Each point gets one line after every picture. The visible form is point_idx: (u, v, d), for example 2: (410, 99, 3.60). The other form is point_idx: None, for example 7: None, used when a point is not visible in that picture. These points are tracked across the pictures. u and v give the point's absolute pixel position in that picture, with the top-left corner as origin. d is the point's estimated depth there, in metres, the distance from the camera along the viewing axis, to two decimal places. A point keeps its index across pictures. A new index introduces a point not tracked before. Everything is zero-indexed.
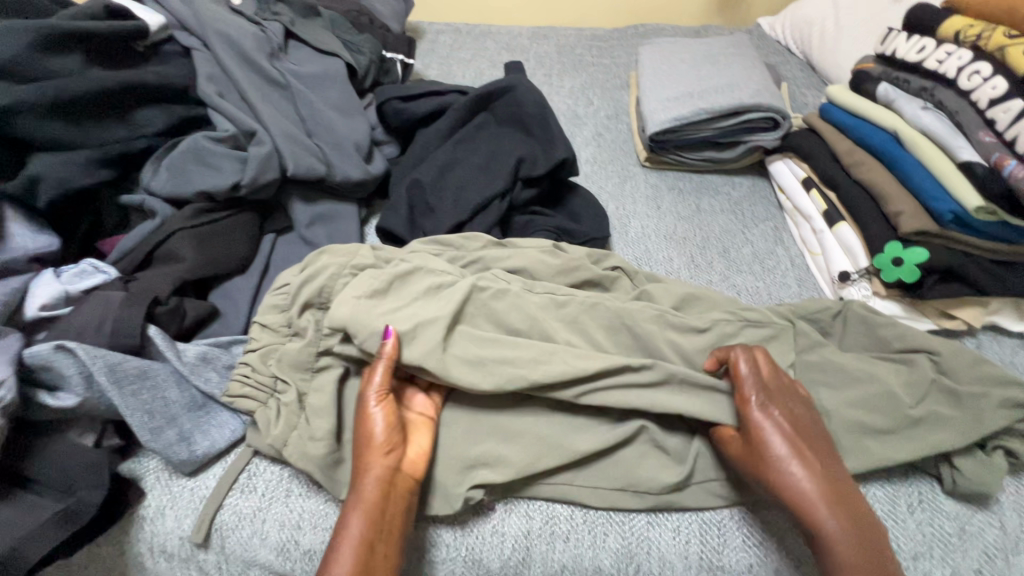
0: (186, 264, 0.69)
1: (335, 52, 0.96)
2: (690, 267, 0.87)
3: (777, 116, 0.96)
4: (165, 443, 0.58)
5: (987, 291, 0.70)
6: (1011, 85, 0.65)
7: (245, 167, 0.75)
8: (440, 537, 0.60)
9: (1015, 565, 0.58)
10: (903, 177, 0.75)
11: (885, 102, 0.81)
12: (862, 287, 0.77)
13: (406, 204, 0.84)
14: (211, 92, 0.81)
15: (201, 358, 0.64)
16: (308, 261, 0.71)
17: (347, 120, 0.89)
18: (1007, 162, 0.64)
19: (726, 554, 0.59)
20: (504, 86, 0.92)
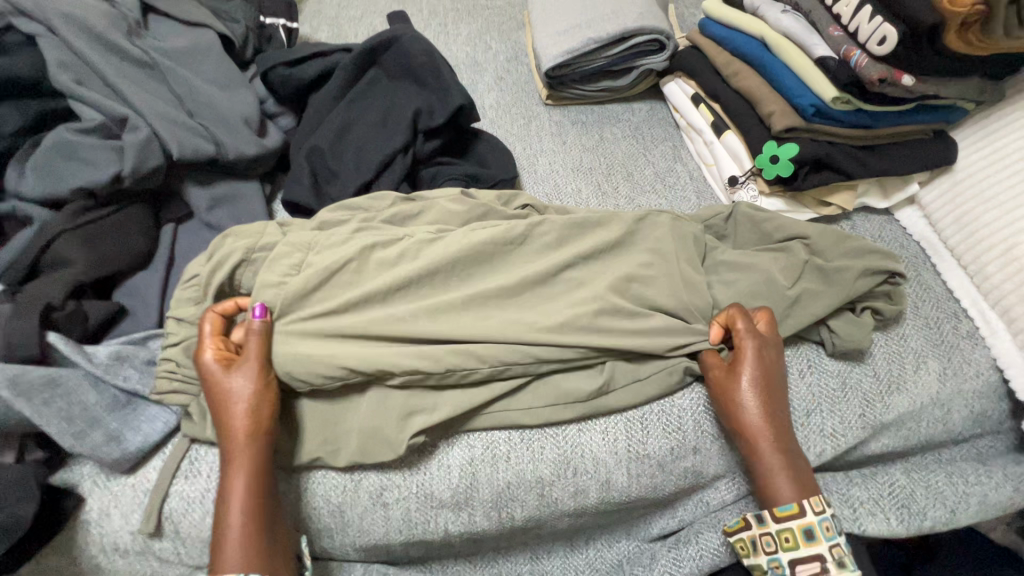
0: (77, 267, 0.66)
1: (204, 23, 0.89)
2: (598, 195, 0.91)
3: (663, 38, 1.00)
4: (93, 445, 0.58)
5: (853, 175, 0.78)
6: None
7: (124, 156, 0.71)
8: (391, 480, 0.63)
9: (889, 404, 0.68)
10: (773, 80, 0.81)
11: (752, 11, 0.86)
12: (751, 188, 0.83)
13: (308, 173, 0.82)
14: (66, 79, 0.74)
15: (115, 357, 0.62)
16: (213, 247, 0.69)
17: (230, 94, 0.84)
18: (854, 53, 0.70)
19: (650, 443, 0.66)
20: (388, 37, 0.89)
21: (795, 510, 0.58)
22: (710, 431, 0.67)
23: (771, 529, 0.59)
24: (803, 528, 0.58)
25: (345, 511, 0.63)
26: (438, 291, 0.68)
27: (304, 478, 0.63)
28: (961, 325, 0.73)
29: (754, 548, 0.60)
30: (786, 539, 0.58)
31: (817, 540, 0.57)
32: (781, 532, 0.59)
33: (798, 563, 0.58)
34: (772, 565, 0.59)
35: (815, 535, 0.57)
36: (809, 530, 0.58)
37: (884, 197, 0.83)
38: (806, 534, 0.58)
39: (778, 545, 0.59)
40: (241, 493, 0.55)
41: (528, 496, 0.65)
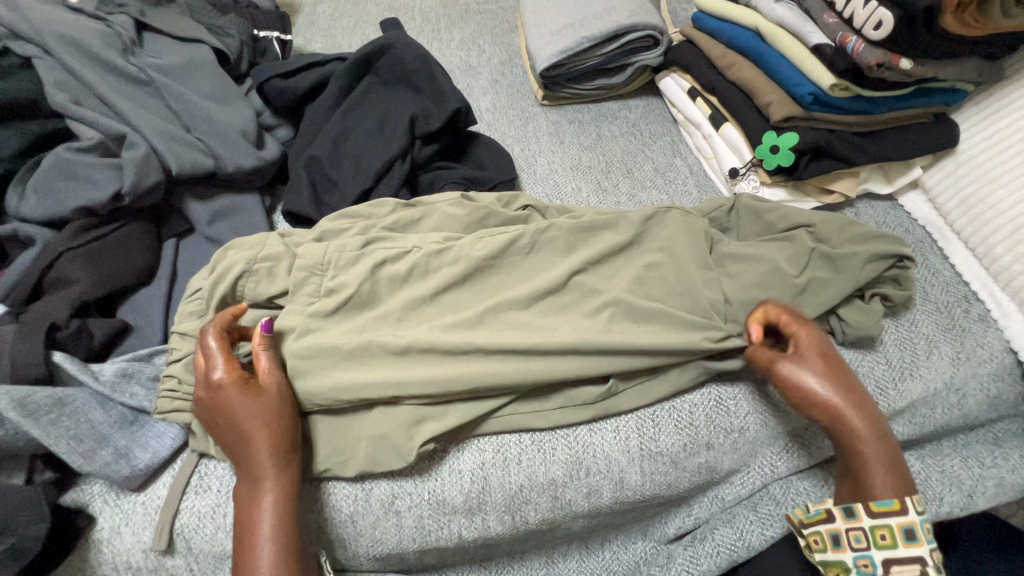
0: (80, 286, 0.66)
1: (198, 38, 0.90)
2: (598, 193, 0.91)
3: (656, 33, 0.99)
4: (101, 464, 0.57)
5: (854, 162, 0.77)
6: None
7: (123, 173, 0.71)
8: (402, 488, 0.63)
9: (903, 391, 0.67)
10: (769, 70, 0.81)
11: (745, 2, 0.86)
12: (752, 179, 0.83)
13: (307, 183, 0.82)
14: (64, 99, 0.74)
15: (121, 374, 0.62)
16: (216, 259, 0.69)
17: (226, 107, 0.84)
18: (849, 39, 0.69)
19: (662, 440, 0.65)
20: (382, 45, 0.89)
21: (897, 506, 0.55)
22: (723, 425, 0.66)
23: (865, 525, 0.56)
24: (903, 526, 0.55)
25: (357, 521, 0.62)
26: (441, 294, 0.67)
27: (313, 490, 0.62)
28: (972, 309, 0.72)
29: (837, 544, 0.57)
30: (882, 535, 0.55)
31: (918, 541, 0.54)
32: (875, 528, 0.55)
33: (893, 564, 0.55)
34: (861, 563, 0.55)
35: (916, 535, 0.54)
36: (911, 529, 0.55)
37: (887, 183, 0.82)
38: (907, 533, 0.55)
39: (871, 542, 0.55)
40: (273, 517, 0.54)
41: (541, 498, 0.64)
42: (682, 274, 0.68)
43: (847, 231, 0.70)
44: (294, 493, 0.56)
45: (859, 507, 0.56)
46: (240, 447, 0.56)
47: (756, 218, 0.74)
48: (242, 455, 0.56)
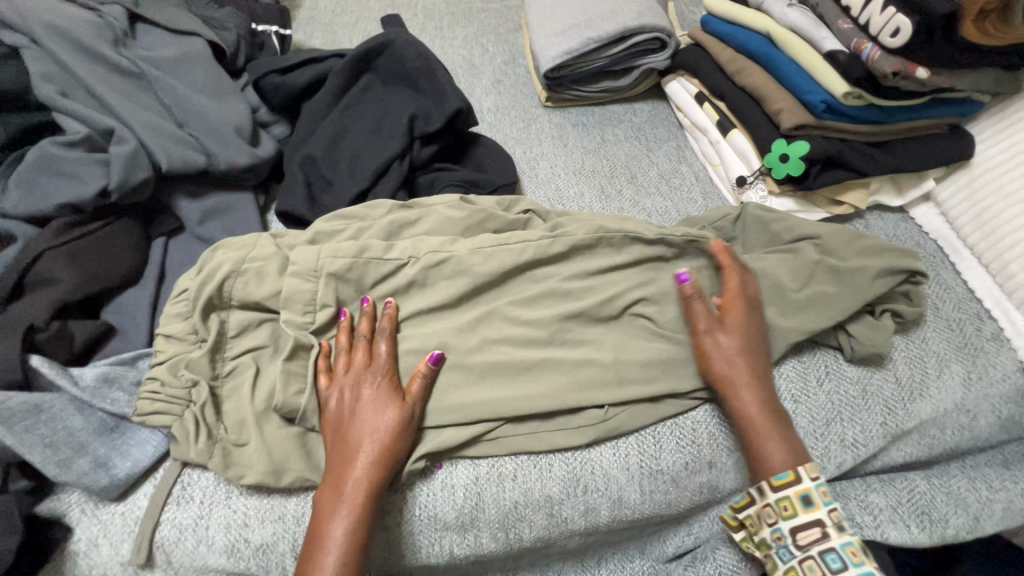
0: (62, 286, 0.63)
1: (193, 31, 0.87)
2: (601, 198, 0.89)
3: (663, 36, 0.97)
4: (78, 473, 0.55)
5: (866, 173, 0.75)
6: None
7: (110, 170, 0.69)
8: (392, 503, 0.60)
9: (912, 411, 0.65)
10: (780, 77, 0.79)
11: (756, 6, 0.84)
12: (760, 188, 0.80)
13: (301, 182, 0.80)
14: (50, 91, 0.71)
15: (102, 379, 0.60)
16: (204, 260, 0.67)
17: (220, 102, 0.82)
18: (865, 46, 0.67)
19: (663, 457, 0.63)
20: (382, 42, 0.87)
21: (789, 479, 0.56)
22: (725, 444, 0.64)
23: (770, 500, 0.57)
24: (801, 493, 0.56)
25: None
26: (437, 302, 0.65)
27: (300, 504, 0.60)
28: (984, 327, 0.70)
29: (758, 522, 0.58)
30: (784, 507, 0.56)
31: (815, 505, 0.55)
32: (779, 501, 0.56)
33: (797, 531, 0.55)
34: (774, 535, 0.57)
35: (813, 501, 0.55)
36: (807, 496, 0.55)
37: (898, 195, 0.80)
38: (803, 501, 0.55)
39: (777, 514, 0.56)
40: (343, 532, 0.52)
41: (537, 515, 0.62)
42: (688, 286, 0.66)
43: (858, 245, 0.68)
44: (369, 507, 0.54)
45: (763, 485, 0.57)
46: (344, 447, 0.56)
47: (764, 229, 0.72)
48: (336, 455, 0.56)
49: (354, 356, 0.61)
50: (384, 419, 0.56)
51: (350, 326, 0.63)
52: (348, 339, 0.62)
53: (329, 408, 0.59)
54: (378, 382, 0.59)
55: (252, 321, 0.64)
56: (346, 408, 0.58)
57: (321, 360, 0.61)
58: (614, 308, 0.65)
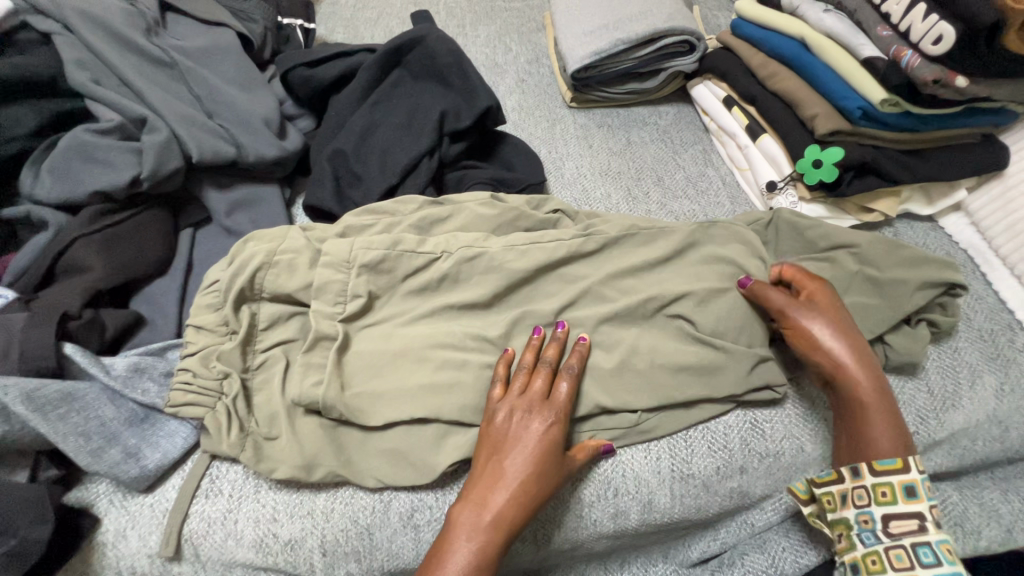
0: (93, 273, 0.63)
1: (223, 22, 0.87)
2: (628, 200, 0.88)
3: (692, 39, 0.97)
4: (110, 463, 0.55)
5: (899, 181, 0.75)
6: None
7: (143, 158, 0.68)
8: (422, 501, 0.60)
9: (944, 421, 0.65)
10: (815, 82, 0.79)
11: (789, 11, 0.84)
12: (790, 194, 0.80)
13: (330, 176, 0.80)
14: (84, 78, 0.71)
15: (134, 369, 0.59)
16: (235, 252, 0.66)
17: (250, 94, 0.82)
18: (904, 53, 0.67)
19: (695, 462, 0.62)
20: (413, 37, 0.87)
21: (898, 465, 0.55)
22: (757, 449, 0.63)
23: (867, 483, 0.56)
24: (904, 484, 0.55)
25: (373, 534, 0.59)
26: (470, 299, 0.64)
27: (330, 499, 0.59)
28: (1017, 338, 0.69)
29: (844, 502, 0.57)
30: (883, 493, 0.55)
31: (918, 498, 0.55)
32: (877, 485, 0.55)
33: (892, 518, 0.55)
34: (861, 519, 0.56)
35: (917, 492, 0.55)
36: (911, 487, 0.55)
37: (929, 204, 0.80)
38: (908, 491, 0.55)
39: (872, 499, 0.55)
40: (472, 559, 0.50)
41: (569, 517, 0.61)
42: (724, 291, 0.66)
43: (893, 254, 0.67)
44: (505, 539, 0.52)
45: (862, 466, 0.56)
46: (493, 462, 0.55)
47: (797, 235, 0.71)
48: (489, 471, 0.54)
49: (535, 381, 0.58)
50: (542, 438, 0.55)
51: (538, 345, 0.61)
52: (533, 358, 0.60)
53: (495, 424, 0.56)
54: (552, 420, 0.56)
55: (284, 314, 0.64)
56: (507, 427, 0.56)
57: (499, 368, 0.60)
58: (647, 310, 0.65)
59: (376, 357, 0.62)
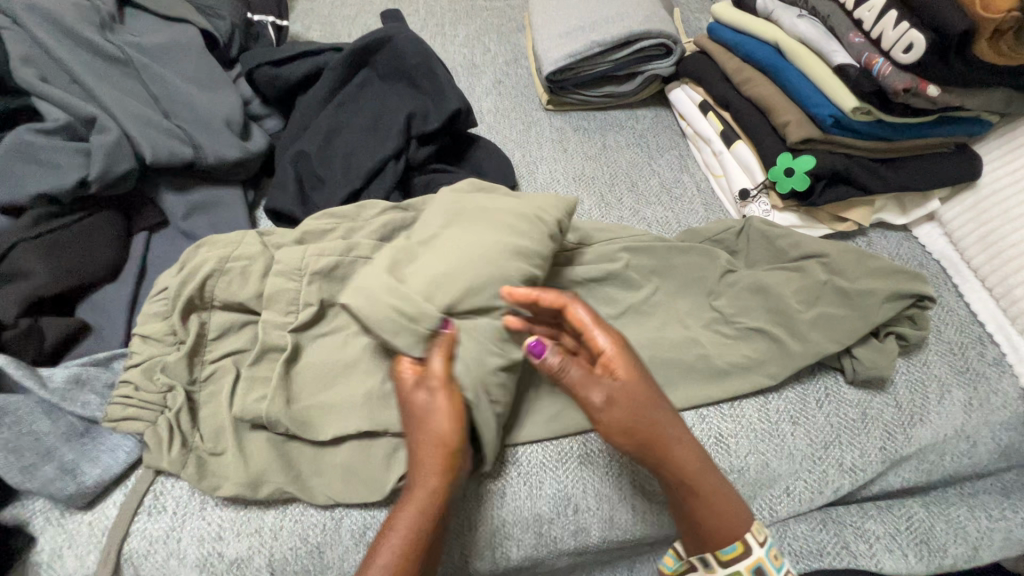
0: (35, 280, 0.61)
1: (185, 18, 0.84)
2: (600, 206, 0.86)
3: (669, 42, 0.95)
4: (43, 481, 0.52)
5: (872, 190, 0.74)
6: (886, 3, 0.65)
7: (91, 160, 0.66)
8: (375, 518, 0.58)
9: (912, 437, 0.63)
10: (788, 88, 0.77)
11: (765, 16, 0.83)
12: (763, 202, 0.79)
13: (292, 179, 0.77)
14: (31, 75, 0.68)
15: (74, 381, 0.57)
16: (187, 258, 0.64)
17: (211, 93, 0.79)
18: (876, 61, 0.66)
19: (658, 478, 0.61)
20: (381, 37, 0.84)
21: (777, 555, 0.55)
22: (722, 465, 0.62)
23: (717, 573, 0.54)
24: (753, 564, 0.53)
25: (324, 552, 0.57)
26: None
27: (278, 517, 0.57)
28: (987, 351, 0.68)
29: None
30: None
31: (774, 569, 0.54)
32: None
33: None
34: None
35: (765, 570, 0.53)
36: (757, 569, 0.53)
37: (903, 214, 0.79)
38: (755, 572, 0.53)
39: None
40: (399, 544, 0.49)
41: (526, 535, 0.59)
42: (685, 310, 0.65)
43: (862, 266, 0.66)
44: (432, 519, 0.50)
45: (710, 556, 0.54)
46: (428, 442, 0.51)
47: (767, 244, 0.70)
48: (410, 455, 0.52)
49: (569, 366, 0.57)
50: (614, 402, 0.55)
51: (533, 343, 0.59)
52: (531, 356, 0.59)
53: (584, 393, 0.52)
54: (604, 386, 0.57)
55: (235, 324, 0.62)
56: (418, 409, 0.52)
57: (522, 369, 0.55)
58: None
59: (329, 370, 0.59)
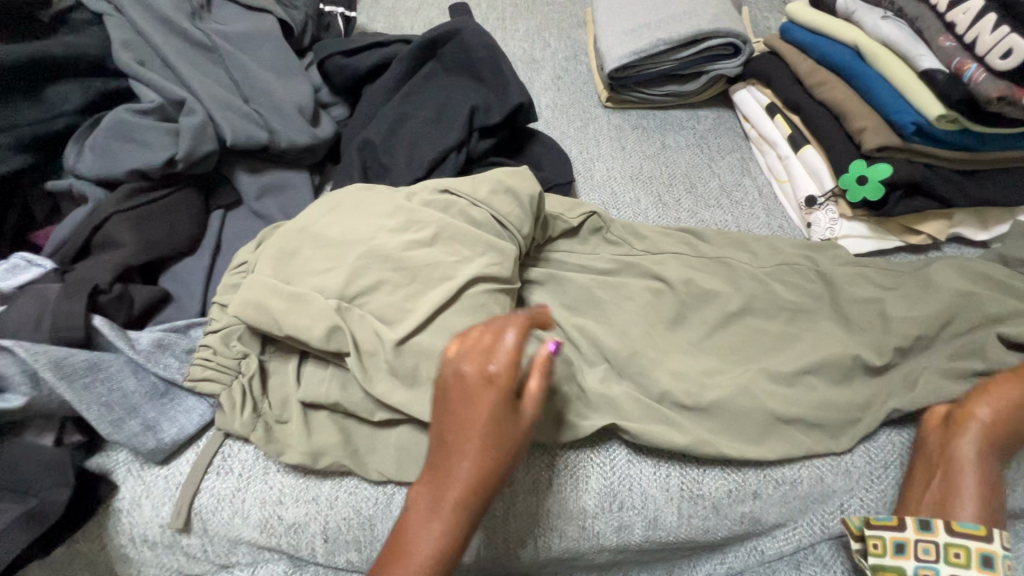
0: (126, 250, 0.65)
1: (265, 8, 0.88)
2: (658, 206, 0.85)
3: (738, 42, 0.93)
4: (129, 434, 0.57)
5: (951, 203, 0.71)
6: (985, 6, 0.61)
7: (179, 139, 0.70)
8: None
9: None
10: (866, 92, 0.75)
11: (845, 16, 0.80)
12: (831, 210, 0.77)
13: (358, 167, 0.80)
14: (129, 59, 0.74)
15: (157, 344, 0.61)
16: (264, 236, 0.68)
17: (287, 81, 0.83)
18: (968, 66, 0.63)
19: (706, 483, 0.60)
20: (449, 29, 0.86)
21: (981, 531, 0.53)
22: (773, 475, 0.61)
23: (940, 540, 0.54)
24: (982, 552, 0.52)
25: (375, 525, 0.59)
26: None
27: (334, 487, 0.60)
28: None
29: (901, 551, 0.54)
30: (955, 554, 0.53)
31: (995, 570, 0.52)
32: (950, 545, 0.53)
33: None
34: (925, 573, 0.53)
35: (995, 564, 0.52)
36: (989, 557, 0.52)
37: (984, 229, 0.75)
38: (983, 560, 0.52)
39: (942, 557, 0.53)
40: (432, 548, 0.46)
41: (569, 528, 0.60)
42: (731, 322, 0.67)
43: (920, 292, 0.67)
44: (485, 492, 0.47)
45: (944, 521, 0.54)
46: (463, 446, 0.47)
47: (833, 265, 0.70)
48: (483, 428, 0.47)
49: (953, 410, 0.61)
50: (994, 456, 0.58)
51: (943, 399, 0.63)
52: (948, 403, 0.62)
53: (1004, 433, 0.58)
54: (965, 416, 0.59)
55: None
56: (459, 389, 0.48)
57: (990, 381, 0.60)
58: (666, 337, 0.66)
59: None
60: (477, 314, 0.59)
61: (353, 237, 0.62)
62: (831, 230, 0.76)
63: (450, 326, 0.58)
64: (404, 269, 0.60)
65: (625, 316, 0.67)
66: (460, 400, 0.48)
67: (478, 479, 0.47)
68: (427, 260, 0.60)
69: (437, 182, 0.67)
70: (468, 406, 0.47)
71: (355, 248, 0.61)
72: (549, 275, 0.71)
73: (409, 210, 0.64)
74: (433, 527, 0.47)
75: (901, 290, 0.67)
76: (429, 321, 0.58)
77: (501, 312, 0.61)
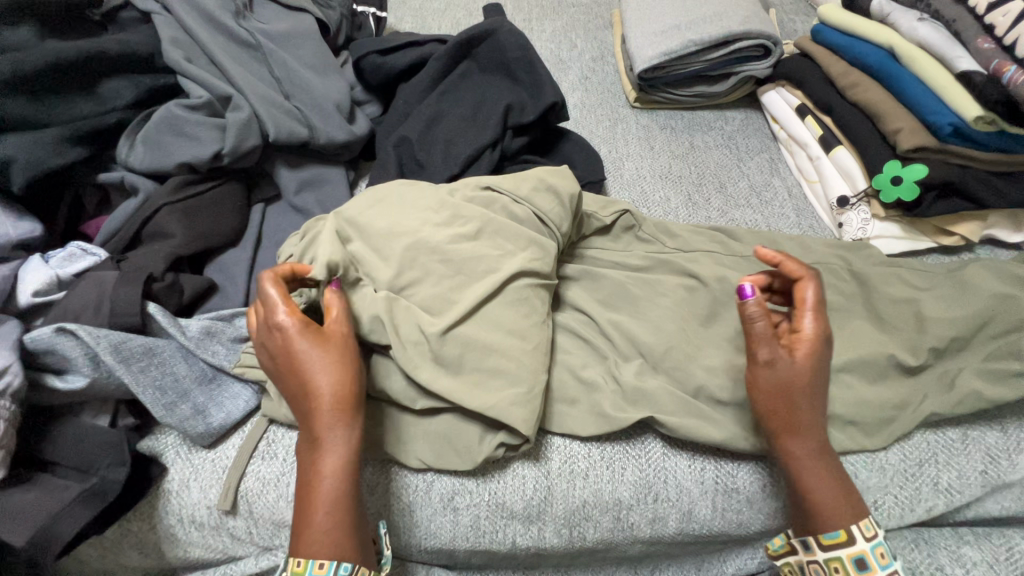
0: (176, 240, 0.68)
1: (304, 8, 0.90)
2: (688, 205, 0.86)
3: (768, 43, 0.94)
4: (181, 417, 0.59)
5: (986, 204, 0.72)
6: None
7: (225, 134, 0.72)
8: (463, 485, 0.61)
9: (1016, 463, 0.62)
10: (900, 94, 0.75)
11: (880, 18, 0.80)
12: (863, 211, 0.77)
13: (395, 163, 0.82)
14: (177, 56, 0.76)
15: (205, 332, 0.63)
16: (307, 228, 0.70)
17: (325, 79, 0.85)
18: (1008, 67, 0.63)
19: (740, 476, 0.61)
20: (484, 30, 0.88)
21: (842, 539, 0.52)
22: None
23: (819, 557, 0.53)
24: (854, 557, 0.51)
25: (414, 511, 0.61)
26: None
27: (375, 474, 0.61)
28: None
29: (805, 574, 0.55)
30: (836, 567, 0.52)
31: (871, 570, 0.51)
32: (828, 561, 0.53)
33: None
34: None
35: (869, 564, 0.51)
36: (862, 560, 0.51)
37: (1018, 231, 0.75)
38: (858, 564, 0.51)
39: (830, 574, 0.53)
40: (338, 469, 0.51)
41: (604, 517, 0.61)
42: None
43: (954, 292, 0.67)
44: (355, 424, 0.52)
45: (810, 539, 0.54)
46: (303, 402, 0.52)
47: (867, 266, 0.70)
48: (292, 367, 0.52)
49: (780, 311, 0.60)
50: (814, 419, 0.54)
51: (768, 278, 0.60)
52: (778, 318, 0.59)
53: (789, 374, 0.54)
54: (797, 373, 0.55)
55: None
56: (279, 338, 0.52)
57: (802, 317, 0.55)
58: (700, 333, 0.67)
59: None
60: (518, 307, 0.60)
61: (397, 230, 0.64)
62: (863, 231, 0.77)
63: (492, 318, 0.59)
64: (447, 262, 0.62)
65: (660, 312, 0.68)
66: (274, 361, 0.53)
67: (341, 407, 0.51)
68: (470, 253, 0.62)
69: (477, 178, 0.68)
70: (311, 346, 0.52)
71: (399, 240, 0.62)
72: (582, 270, 0.72)
73: (451, 205, 0.65)
74: (318, 454, 0.51)
75: (936, 291, 0.68)
76: (471, 313, 0.59)
77: (540, 305, 0.62)
